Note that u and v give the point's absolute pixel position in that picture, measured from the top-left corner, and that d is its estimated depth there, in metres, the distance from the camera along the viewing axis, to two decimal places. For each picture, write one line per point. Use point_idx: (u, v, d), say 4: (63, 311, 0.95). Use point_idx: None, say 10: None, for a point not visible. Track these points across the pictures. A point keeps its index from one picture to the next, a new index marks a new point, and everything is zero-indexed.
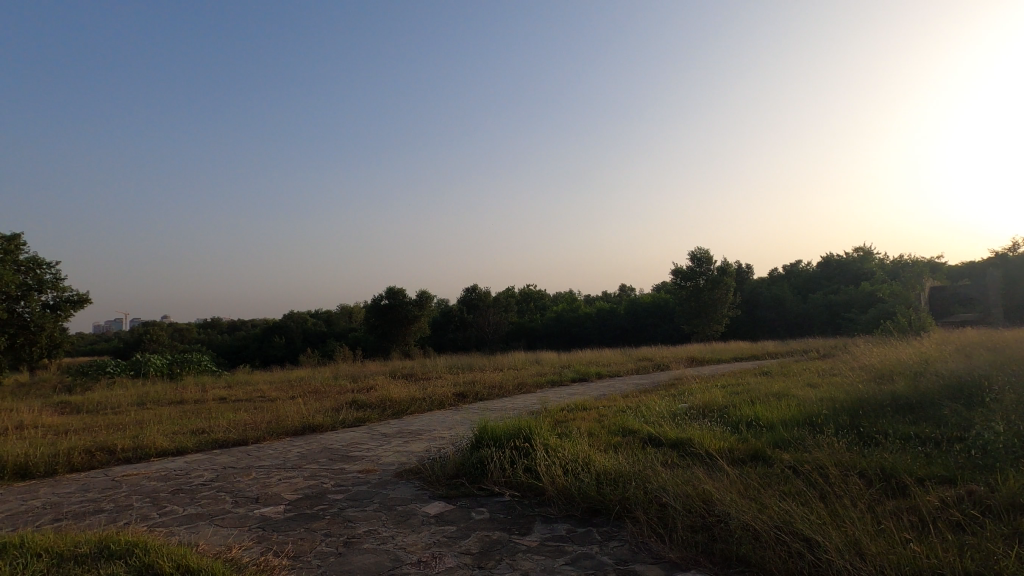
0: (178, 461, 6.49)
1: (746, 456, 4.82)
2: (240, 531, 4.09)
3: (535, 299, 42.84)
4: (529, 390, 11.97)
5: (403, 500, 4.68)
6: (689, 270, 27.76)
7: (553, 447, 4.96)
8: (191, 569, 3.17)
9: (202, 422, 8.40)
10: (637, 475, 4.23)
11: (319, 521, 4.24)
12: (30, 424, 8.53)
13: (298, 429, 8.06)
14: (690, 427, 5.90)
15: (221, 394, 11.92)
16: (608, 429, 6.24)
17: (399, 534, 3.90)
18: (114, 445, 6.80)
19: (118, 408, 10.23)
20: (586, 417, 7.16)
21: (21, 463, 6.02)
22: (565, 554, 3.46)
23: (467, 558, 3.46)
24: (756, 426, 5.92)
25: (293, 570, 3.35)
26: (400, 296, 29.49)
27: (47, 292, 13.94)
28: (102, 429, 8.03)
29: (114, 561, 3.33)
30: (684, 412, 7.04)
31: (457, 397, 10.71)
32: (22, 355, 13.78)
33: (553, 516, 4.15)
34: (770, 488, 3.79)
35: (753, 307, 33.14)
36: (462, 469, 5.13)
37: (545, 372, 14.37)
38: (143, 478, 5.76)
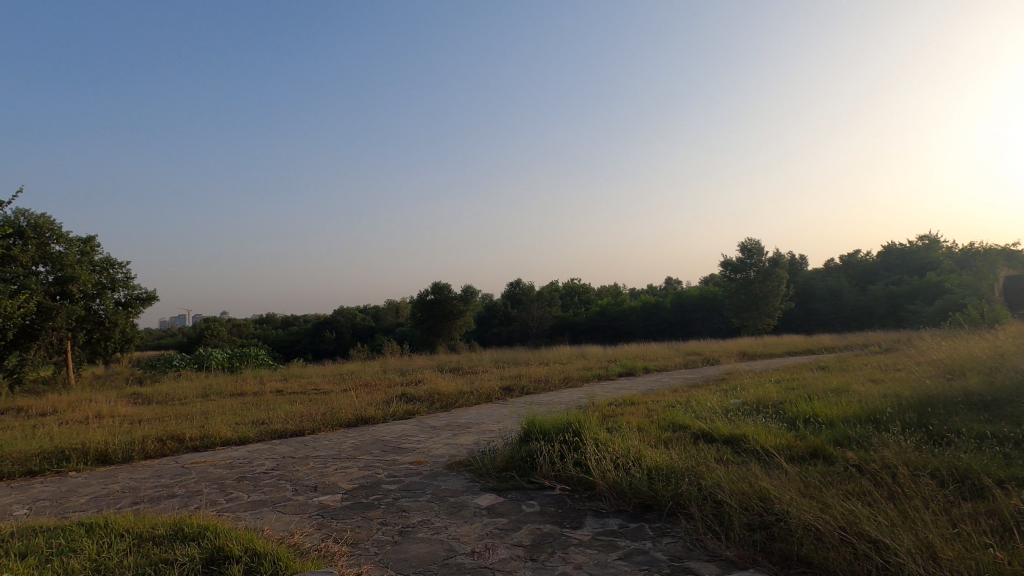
0: (241, 450, 6.83)
1: (805, 453, 4.65)
2: (300, 518, 4.27)
3: (579, 293, 42.21)
4: (575, 384, 11.94)
5: (455, 492, 4.76)
6: (738, 262, 26.94)
7: (603, 442, 4.93)
8: (257, 553, 3.33)
9: (261, 413, 8.79)
10: (690, 471, 4.15)
11: (374, 510, 4.38)
12: (107, 414, 9.14)
13: (352, 421, 8.31)
14: (744, 423, 5.73)
15: (278, 387, 12.42)
16: (658, 424, 6.16)
17: (452, 525, 3.97)
18: (183, 433, 7.21)
19: (185, 400, 10.83)
20: (634, 412, 7.08)
21: (100, 449, 6.46)
22: (618, 549, 3.43)
23: (520, 550, 3.49)
24: (815, 423, 5.70)
25: (352, 557, 3.47)
26: (445, 291, 29.90)
27: (120, 290, 14.85)
28: (171, 419, 8.52)
29: (188, 542, 3.55)
30: (737, 407, 6.86)
31: (504, 390, 10.81)
32: (98, 349, 14.76)
33: (604, 510, 4.13)
34: (833, 488, 3.64)
35: (808, 299, 31.86)
36: (511, 462, 5.18)
37: (591, 366, 14.30)
38: (210, 466, 6.09)
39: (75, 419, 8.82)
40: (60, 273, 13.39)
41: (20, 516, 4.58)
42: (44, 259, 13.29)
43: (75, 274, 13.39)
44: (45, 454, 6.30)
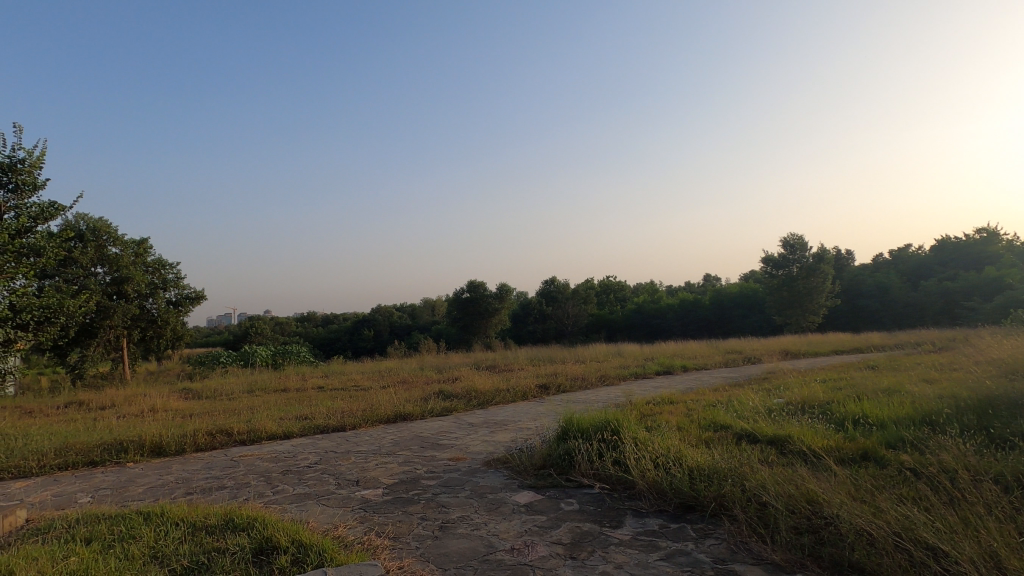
0: (286, 445, 7.04)
1: (855, 456, 4.48)
2: (343, 511, 4.37)
3: (615, 290, 41.65)
4: (611, 382, 11.84)
5: (493, 488, 4.79)
6: (780, 258, 26.17)
7: (642, 441, 4.88)
8: (304, 544, 3.42)
9: (304, 409, 9.04)
10: (733, 471, 4.06)
11: (414, 505, 4.45)
12: (161, 408, 9.58)
13: (391, 417, 8.46)
14: (789, 423, 5.57)
15: (319, 383, 12.77)
16: (698, 423, 6.04)
17: (492, 521, 4.00)
18: (231, 427, 7.48)
19: (232, 395, 11.24)
20: (673, 411, 6.96)
21: (155, 441, 6.77)
22: (659, 550, 3.39)
23: (560, 548, 3.48)
24: (865, 425, 5.48)
25: (394, 550, 3.53)
26: (481, 289, 30.11)
27: (171, 290, 15.49)
28: (220, 414, 8.85)
29: (239, 532, 3.69)
30: (781, 407, 6.67)
31: (540, 388, 10.82)
32: (151, 346, 15.44)
33: (644, 510, 4.08)
34: (886, 492, 3.50)
35: (855, 295, 30.67)
36: (549, 460, 5.18)
37: (628, 365, 14.15)
38: (257, 459, 6.31)
39: (132, 413, 9.27)
40: (116, 274, 14.08)
41: (85, 503, 4.85)
42: (102, 260, 13.99)
43: (130, 275, 14.04)
44: (105, 445, 6.64)
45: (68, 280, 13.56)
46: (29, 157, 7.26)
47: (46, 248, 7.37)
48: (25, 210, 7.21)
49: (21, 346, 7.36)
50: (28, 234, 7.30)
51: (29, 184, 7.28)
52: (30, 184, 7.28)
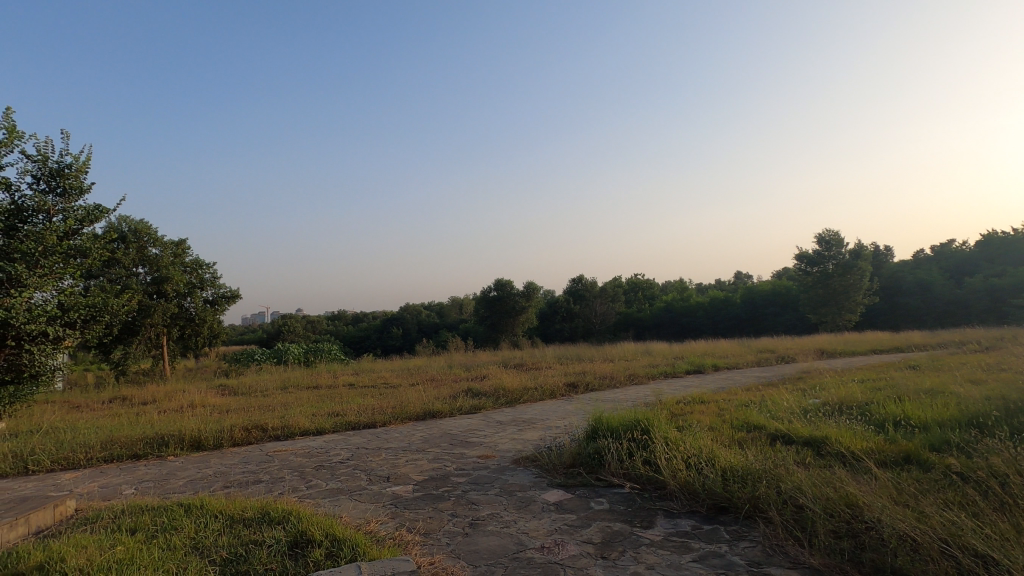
0: (318, 441, 7.18)
1: (897, 458, 4.33)
2: (375, 507, 4.44)
3: (643, 288, 41.19)
4: (640, 381, 11.70)
5: (523, 486, 4.80)
6: (816, 254, 25.46)
7: (673, 441, 4.81)
8: (337, 539, 3.49)
9: (336, 405, 9.20)
10: (768, 473, 3.98)
11: (445, 502, 4.48)
12: (199, 403, 9.87)
13: (420, 414, 8.53)
14: (827, 425, 5.41)
15: (350, 380, 12.98)
16: (730, 423, 5.93)
17: (521, 519, 4.00)
18: (266, 423, 7.66)
19: (266, 391, 11.51)
20: (705, 411, 6.85)
21: (193, 436, 6.98)
22: (692, 551, 3.34)
23: (590, 547, 3.46)
24: (907, 427, 5.30)
25: (425, 546, 3.57)
26: (508, 288, 30.16)
27: (208, 289, 15.95)
28: (255, 410, 9.08)
29: (275, 525, 3.78)
30: (818, 408, 6.48)
31: (568, 387, 10.78)
32: (189, 344, 15.92)
33: (675, 510, 4.03)
34: (930, 496, 3.37)
35: (894, 293, 29.68)
36: (579, 459, 5.16)
37: (657, 364, 13.98)
38: (291, 454, 6.44)
39: (172, 408, 9.58)
40: (156, 274, 14.58)
41: (129, 495, 5.04)
42: (143, 261, 14.51)
43: (169, 275, 14.52)
44: (146, 439, 6.88)
45: (111, 280, 14.10)
46: (76, 162, 7.57)
47: (92, 250, 7.66)
48: (72, 213, 7.53)
49: (69, 343, 7.70)
50: (75, 236, 7.61)
51: (75, 188, 7.59)
52: (76, 188, 7.58)
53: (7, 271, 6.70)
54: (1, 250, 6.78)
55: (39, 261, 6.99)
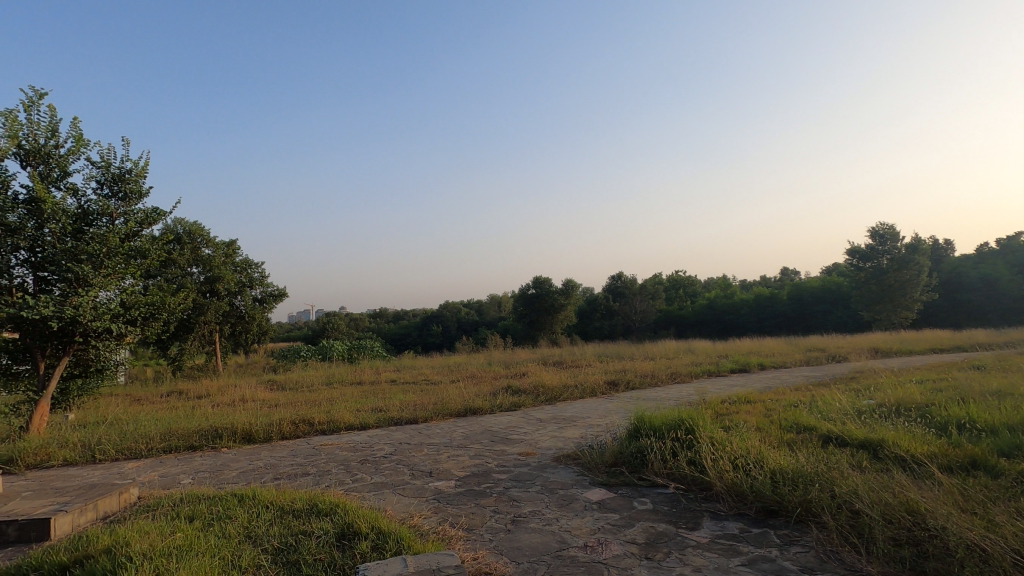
0: (362, 435, 7.35)
1: (961, 463, 4.10)
2: (419, 501, 4.51)
3: (684, 285, 40.40)
4: (682, 380, 11.48)
5: (564, 484, 4.77)
6: (868, 249, 24.40)
7: (719, 441, 4.69)
8: (383, 532, 3.56)
9: (379, 401, 9.39)
10: (821, 476, 3.83)
11: (487, 498, 4.51)
12: (250, 398, 10.25)
13: (460, 410, 8.62)
14: (883, 427, 5.17)
15: (392, 376, 13.22)
16: (779, 424, 5.75)
17: (564, 517, 3.98)
18: (313, 417, 7.89)
19: (312, 387, 11.87)
20: (751, 411, 6.66)
21: (245, 429, 7.25)
22: (741, 555, 3.25)
23: (634, 547, 3.41)
24: (972, 430, 5.01)
25: (468, 541, 3.60)
26: (547, 285, 30.18)
27: (257, 287, 16.54)
28: (302, 404, 9.36)
29: (323, 517, 3.89)
30: (873, 409, 6.21)
31: (609, 385, 10.68)
32: (240, 341, 16.55)
33: (723, 512, 3.93)
34: (1000, 504, 3.17)
35: (955, 290, 28.08)
36: (621, 458, 5.09)
37: (701, 362, 13.67)
38: (337, 448, 6.62)
39: (225, 402, 9.99)
40: (209, 273, 15.24)
41: (187, 484, 5.28)
42: (197, 261, 15.18)
43: (221, 274, 15.15)
44: (201, 431, 7.18)
45: (168, 280, 14.81)
46: (135, 167, 7.95)
47: (150, 250, 8.03)
48: (132, 216, 7.92)
49: (130, 339, 8.12)
50: (135, 238, 7.98)
51: (135, 192, 7.99)
52: (136, 193, 7.99)
53: (75, 271, 7.13)
54: (69, 252, 7.19)
55: (103, 262, 7.41)
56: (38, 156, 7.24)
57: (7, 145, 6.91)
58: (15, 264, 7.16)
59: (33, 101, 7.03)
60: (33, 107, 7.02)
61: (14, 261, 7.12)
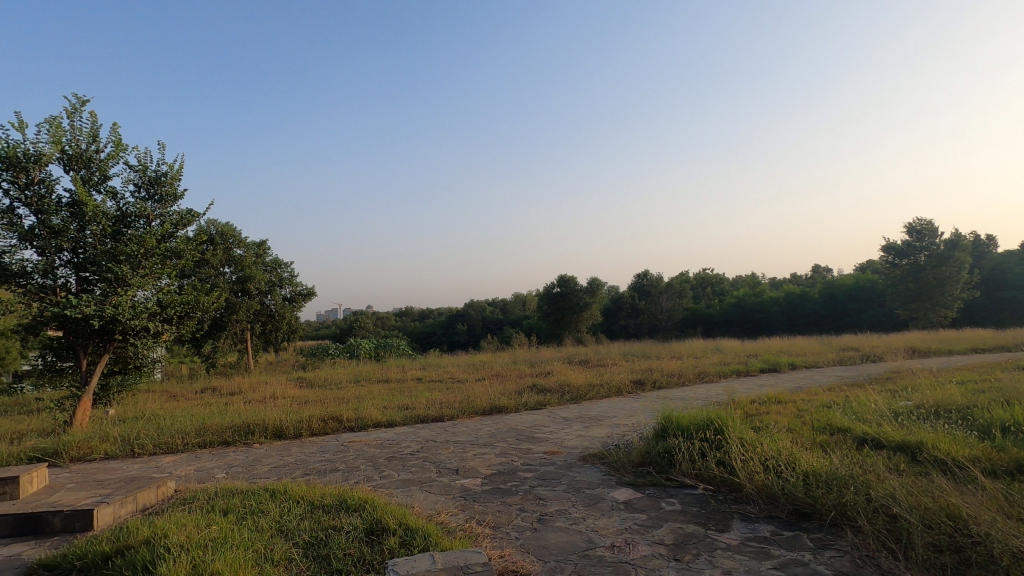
0: (390, 433, 7.43)
1: (1006, 467, 3.95)
2: (445, 498, 4.55)
3: (712, 283, 39.76)
4: (710, 379, 11.30)
5: (590, 484, 4.75)
6: (905, 245, 23.65)
7: (749, 442, 4.60)
8: (411, 528, 3.60)
9: (406, 399, 9.49)
10: (856, 479, 3.73)
11: (513, 496, 4.52)
12: (280, 395, 10.47)
13: (486, 408, 8.65)
14: (923, 429, 5.00)
15: (418, 375, 13.34)
16: (811, 425, 5.61)
17: (590, 517, 3.96)
18: (341, 414, 8.01)
19: (340, 384, 12.06)
20: (782, 411, 6.51)
21: (276, 425, 7.41)
22: (772, 558, 3.18)
23: (662, 548, 3.38)
24: (1018, 433, 4.81)
25: (494, 539, 3.61)
26: (571, 283, 30.05)
27: (286, 287, 16.87)
28: (331, 401, 9.52)
29: (351, 512, 3.95)
30: (910, 411, 6.01)
31: (635, 384, 10.58)
32: (270, 339, 16.92)
33: (753, 514, 3.86)
34: None
35: (998, 287, 26.97)
36: (648, 458, 5.04)
37: (729, 361, 13.44)
38: (365, 445, 6.71)
39: (257, 399, 10.23)
40: (241, 273, 15.62)
41: (221, 479, 5.42)
42: (230, 261, 15.58)
43: (252, 274, 15.52)
44: (235, 427, 7.36)
45: (202, 279, 15.23)
46: (170, 170, 8.19)
47: (185, 250, 8.26)
48: (168, 217, 8.16)
49: (166, 337, 8.38)
50: (171, 239, 8.21)
51: (170, 195, 8.23)
52: (171, 195, 8.22)
53: (114, 271, 7.38)
54: (109, 252, 7.44)
55: (141, 262, 7.65)
56: (80, 161, 7.52)
57: (51, 151, 7.20)
58: (59, 265, 7.45)
59: (76, 108, 7.31)
60: (76, 114, 7.30)
61: (58, 262, 7.42)
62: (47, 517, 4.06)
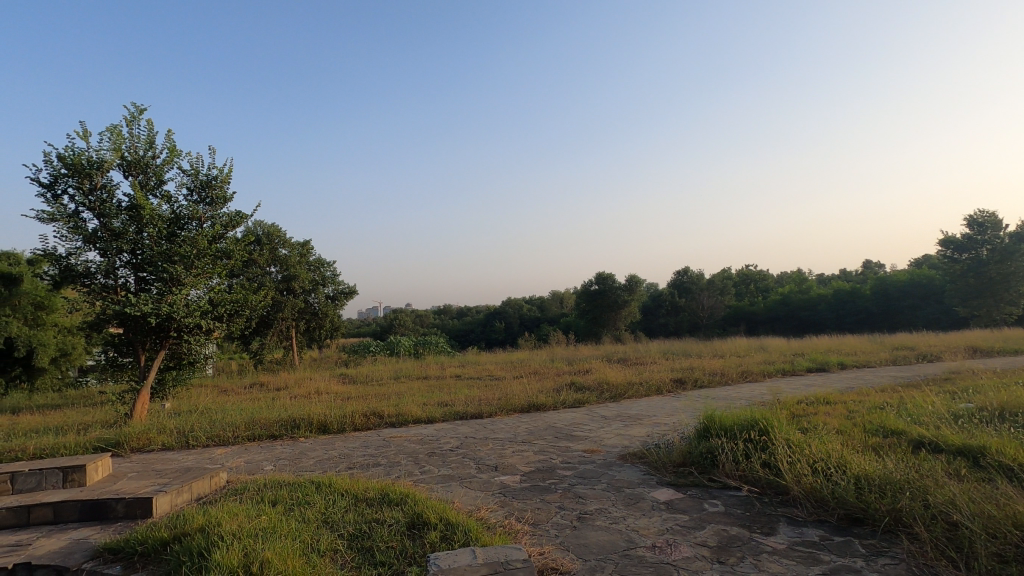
0: (429, 429, 7.54)
1: None
2: (485, 494, 4.59)
3: (755, 280, 38.68)
4: (754, 378, 11.00)
5: (630, 483, 4.70)
6: (965, 239, 22.43)
7: (796, 443, 4.46)
8: (451, 523, 3.64)
9: (445, 395, 9.60)
10: (912, 484, 3.57)
11: (552, 494, 4.52)
12: (324, 390, 10.79)
13: (524, 406, 8.67)
14: (986, 432, 4.73)
15: (456, 372, 13.49)
16: (863, 428, 5.38)
17: (631, 516, 3.92)
18: (382, 410, 8.18)
19: (381, 381, 12.31)
20: (831, 412, 6.29)
21: (320, 420, 7.62)
22: (822, 563, 3.08)
23: (705, 550, 3.31)
24: None
25: (534, 536, 3.62)
26: (610, 281, 29.76)
27: (329, 286, 17.32)
28: (372, 397, 9.73)
29: (393, 506, 4.03)
30: (972, 414, 5.70)
31: (676, 383, 10.40)
32: (314, 337, 17.39)
33: (801, 518, 3.74)
34: None
35: None
36: (689, 458, 4.95)
37: (774, 360, 13.05)
38: (406, 440, 6.84)
39: (302, 394, 10.57)
40: (286, 272, 16.14)
41: (269, 471, 5.62)
42: (275, 261, 16.10)
43: (297, 274, 16.01)
44: (281, 420, 7.61)
45: (250, 279, 15.80)
46: (221, 174, 8.51)
47: (235, 251, 8.59)
48: (218, 219, 8.48)
49: (217, 334, 8.72)
50: (221, 240, 8.54)
51: (220, 198, 8.55)
52: (220, 198, 8.53)
53: (169, 271, 7.75)
54: (165, 253, 7.81)
55: (194, 262, 8.00)
56: (139, 166, 7.92)
57: (112, 158, 7.60)
58: (119, 265, 7.86)
59: (134, 117, 7.70)
60: (135, 122, 7.69)
61: (118, 263, 7.83)
62: (111, 504, 4.31)
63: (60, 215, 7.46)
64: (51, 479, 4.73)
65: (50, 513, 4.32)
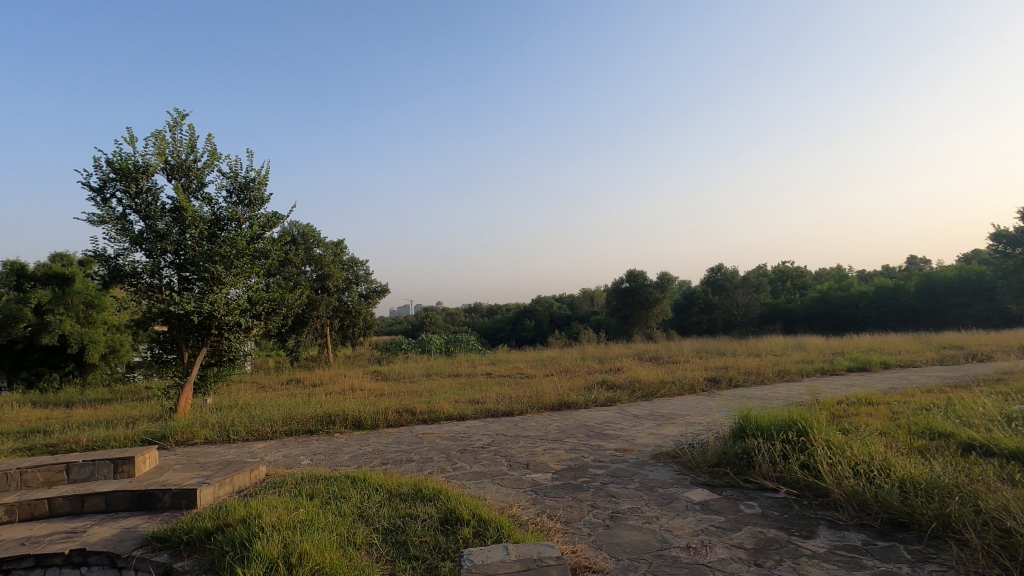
0: (461, 426, 7.60)
1: None
2: (517, 491, 4.61)
3: (792, 277, 37.67)
4: (791, 378, 10.72)
5: (663, 483, 4.64)
6: (1018, 233, 21.39)
7: (836, 445, 4.33)
8: (483, 519, 3.67)
9: (476, 393, 9.66)
10: (961, 488, 3.42)
11: (584, 492, 4.50)
12: (357, 387, 10.98)
13: (555, 404, 8.65)
14: None
15: (486, 369, 13.54)
16: (909, 429, 5.18)
17: (664, 516, 3.87)
18: (415, 407, 8.29)
19: (413, 378, 12.46)
20: (874, 413, 6.08)
21: (354, 416, 7.78)
22: (865, 569, 2.99)
23: (741, 552, 3.25)
24: None
25: (566, 534, 3.62)
26: (641, 278, 29.46)
27: (362, 285, 17.61)
28: (405, 394, 9.86)
29: (426, 502, 4.08)
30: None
31: (709, 381, 10.22)
32: (348, 334, 17.72)
33: (842, 522, 3.63)
34: None
35: None
36: (724, 458, 4.86)
37: (813, 359, 12.66)
38: (438, 437, 6.91)
39: (337, 390, 10.78)
40: (321, 271, 16.50)
41: (306, 465, 5.77)
42: (310, 260, 16.48)
43: (331, 273, 16.36)
44: (317, 416, 7.79)
45: (286, 278, 16.23)
46: (258, 176, 8.76)
47: (272, 250, 8.82)
48: (256, 220, 8.72)
49: (256, 332, 8.98)
50: (259, 240, 8.78)
51: (258, 199, 8.79)
52: (258, 199, 8.77)
53: (210, 271, 8.02)
54: (206, 253, 8.08)
55: (233, 262, 8.26)
56: (181, 170, 8.21)
57: (156, 162, 7.90)
58: (163, 265, 8.17)
59: (177, 122, 7.97)
60: (177, 127, 7.96)
61: (163, 263, 8.13)
62: (158, 494, 4.49)
63: (108, 218, 7.80)
64: (103, 470, 4.96)
65: (102, 502, 4.53)
